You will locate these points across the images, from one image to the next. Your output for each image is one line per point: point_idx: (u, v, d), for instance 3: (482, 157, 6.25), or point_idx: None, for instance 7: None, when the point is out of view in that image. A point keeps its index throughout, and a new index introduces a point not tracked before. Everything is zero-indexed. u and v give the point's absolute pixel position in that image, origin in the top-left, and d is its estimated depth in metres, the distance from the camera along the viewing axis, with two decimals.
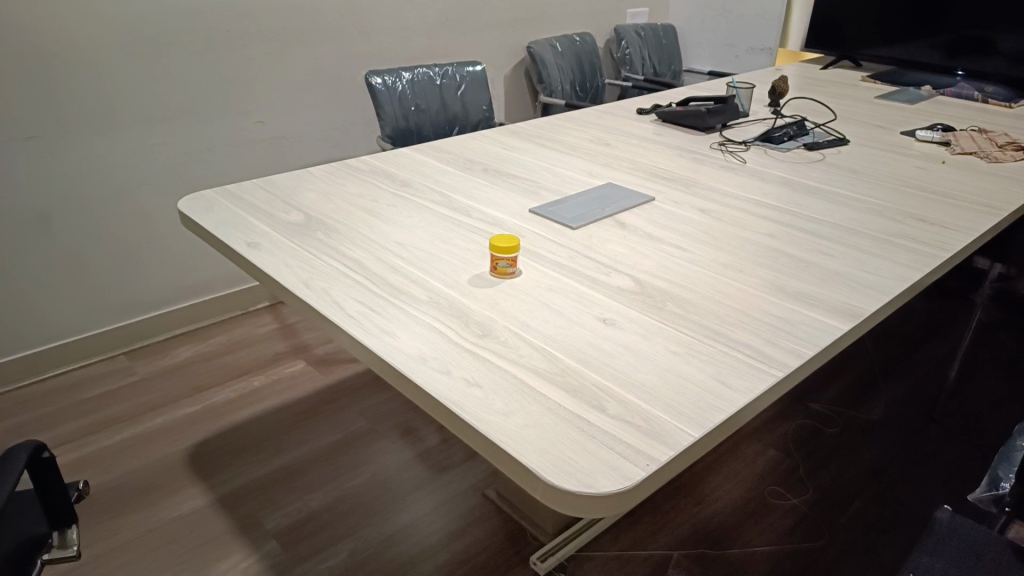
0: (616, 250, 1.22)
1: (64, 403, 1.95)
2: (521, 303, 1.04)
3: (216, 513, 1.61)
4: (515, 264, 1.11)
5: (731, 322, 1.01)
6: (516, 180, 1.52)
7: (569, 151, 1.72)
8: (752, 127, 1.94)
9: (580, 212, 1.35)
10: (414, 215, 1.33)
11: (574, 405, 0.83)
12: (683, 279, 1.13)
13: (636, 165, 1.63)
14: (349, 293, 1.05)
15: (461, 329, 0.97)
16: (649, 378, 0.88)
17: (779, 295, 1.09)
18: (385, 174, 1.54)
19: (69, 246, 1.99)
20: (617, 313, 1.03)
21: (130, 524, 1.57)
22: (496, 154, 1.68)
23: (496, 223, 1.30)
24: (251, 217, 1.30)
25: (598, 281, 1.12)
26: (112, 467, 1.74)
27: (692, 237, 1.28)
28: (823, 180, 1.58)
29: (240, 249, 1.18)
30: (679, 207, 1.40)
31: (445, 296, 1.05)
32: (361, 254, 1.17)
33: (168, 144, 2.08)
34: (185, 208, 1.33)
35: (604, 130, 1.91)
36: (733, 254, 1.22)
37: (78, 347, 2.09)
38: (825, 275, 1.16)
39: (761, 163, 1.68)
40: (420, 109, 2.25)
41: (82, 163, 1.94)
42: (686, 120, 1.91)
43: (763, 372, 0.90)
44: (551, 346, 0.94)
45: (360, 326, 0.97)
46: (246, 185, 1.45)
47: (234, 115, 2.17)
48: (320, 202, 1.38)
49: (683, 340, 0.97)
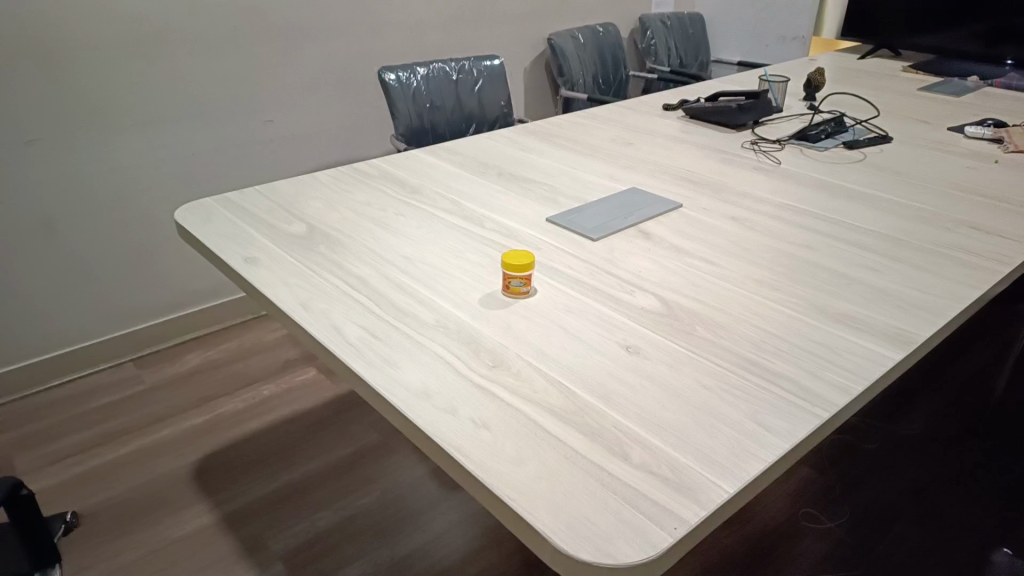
0: (640, 266, 1.12)
1: (70, 413, 1.91)
2: (536, 327, 0.95)
3: (220, 533, 1.55)
4: (529, 282, 1.01)
5: (769, 350, 0.91)
6: (533, 185, 1.43)
7: (590, 153, 1.62)
8: (786, 124, 1.83)
9: (602, 221, 1.26)
10: (422, 227, 1.24)
11: (594, 453, 0.74)
12: (714, 298, 1.03)
13: (661, 167, 1.53)
14: (349, 315, 0.97)
15: (470, 359, 0.88)
16: (678, 419, 0.79)
17: (822, 318, 0.99)
18: (394, 179, 1.45)
19: (75, 251, 1.94)
20: (641, 339, 0.93)
21: (132, 543, 1.52)
22: (513, 156, 1.59)
23: (511, 235, 1.21)
24: (250, 229, 1.22)
25: (620, 301, 1.02)
26: (116, 481, 1.69)
27: (723, 249, 1.18)
28: (864, 184, 1.46)
29: (236, 265, 1.10)
30: (709, 215, 1.30)
31: (453, 319, 0.97)
32: (365, 270, 1.09)
33: (174, 145, 2.01)
34: (182, 219, 1.26)
35: (628, 127, 1.80)
36: (769, 269, 1.11)
37: (85, 355, 2.04)
38: (871, 294, 1.06)
39: (797, 164, 1.56)
40: (435, 106, 2.16)
41: (86, 165, 1.88)
42: (715, 117, 1.80)
43: (805, 414, 0.80)
44: (568, 379, 0.85)
45: (358, 356, 0.89)
46: (248, 192, 1.37)
47: (243, 116, 2.11)
48: (323, 211, 1.30)
49: (715, 372, 0.87)
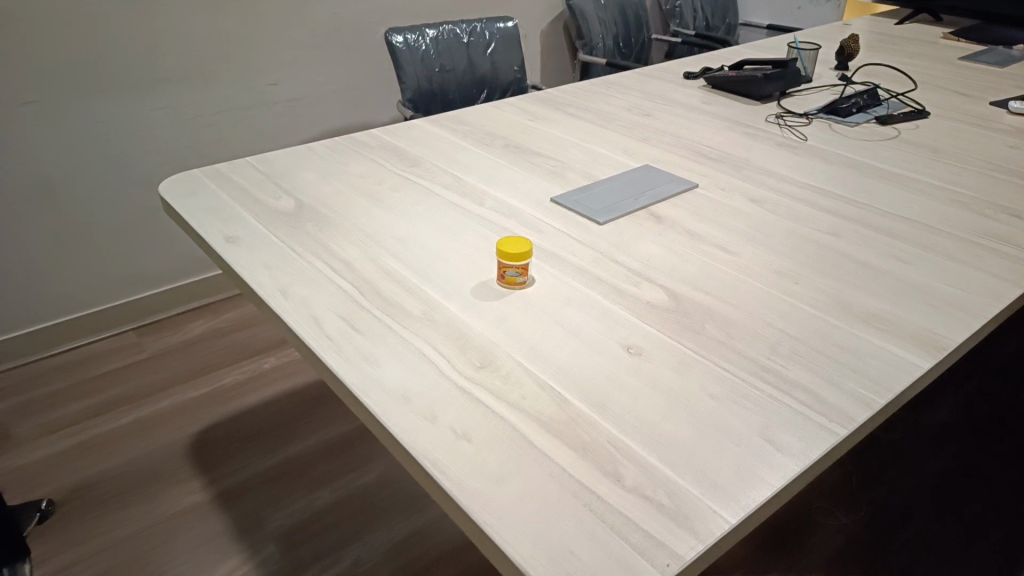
0: (649, 252, 1.04)
1: (69, 381, 1.85)
2: (530, 321, 0.88)
3: (215, 510, 1.49)
4: (525, 272, 0.94)
5: (784, 355, 0.83)
6: (540, 159, 1.34)
7: (604, 124, 1.52)
8: (816, 96, 1.71)
9: (610, 202, 1.17)
10: (418, 202, 1.16)
11: (585, 472, 0.67)
12: (727, 292, 0.94)
13: (678, 141, 1.43)
14: (330, 306, 0.90)
15: (456, 358, 0.81)
16: (679, 433, 0.72)
17: (844, 317, 0.90)
18: (392, 150, 1.37)
19: (72, 214, 1.87)
20: (644, 338, 0.86)
21: (127, 518, 1.46)
22: (521, 127, 1.49)
23: (511, 215, 1.13)
24: (236, 204, 1.15)
25: (624, 294, 0.94)
26: (113, 452, 1.62)
27: (740, 234, 1.09)
28: (898, 163, 1.35)
29: (217, 244, 1.03)
30: (727, 196, 1.21)
31: (441, 311, 0.89)
32: (353, 252, 1.02)
33: (175, 105, 1.92)
34: (165, 192, 1.19)
35: (646, 96, 1.70)
36: (790, 259, 1.02)
37: (85, 322, 1.99)
38: (901, 289, 0.96)
39: (826, 140, 1.46)
40: (445, 70, 2.06)
41: (83, 123, 1.80)
42: (740, 87, 1.69)
43: (820, 430, 0.73)
44: (562, 384, 0.78)
45: (337, 352, 0.82)
46: (237, 163, 1.30)
47: (245, 76, 2.01)
48: (315, 184, 1.22)
49: (724, 379, 0.79)
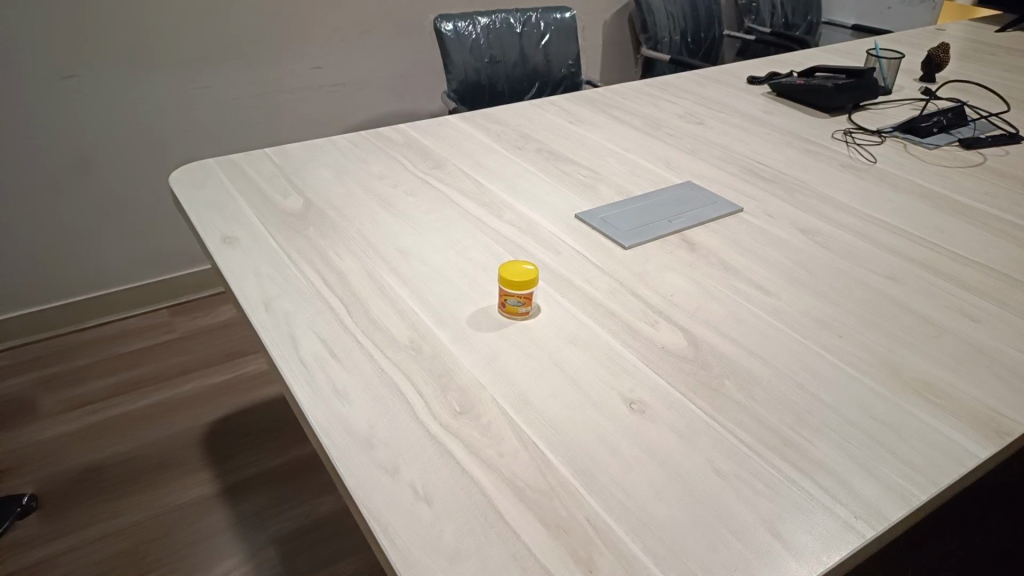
0: (674, 286, 0.93)
1: (97, 356, 1.86)
2: (524, 362, 0.79)
3: (218, 505, 1.46)
4: (528, 302, 0.85)
5: (811, 427, 0.72)
6: (573, 168, 1.23)
7: (650, 131, 1.40)
8: (893, 110, 1.54)
9: (640, 222, 1.06)
10: (431, 211, 1.08)
11: (553, 558, 0.58)
12: (756, 342, 0.83)
13: (729, 156, 1.30)
14: (312, 325, 0.83)
15: (435, 399, 0.73)
16: (672, 518, 0.61)
17: (891, 383, 0.78)
18: (418, 149, 1.29)
19: (111, 191, 1.87)
20: (651, 391, 0.75)
21: (130, 506, 1.45)
22: (559, 130, 1.39)
23: (529, 231, 1.04)
24: (242, 200, 1.09)
25: (637, 334, 0.84)
26: (127, 435, 1.62)
27: (782, 272, 0.96)
28: (978, 196, 1.20)
29: (212, 245, 0.98)
30: (774, 224, 1.08)
31: (430, 340, 0.81)
32: (350, 264, 0.94)
33: (217, 86, 1.89)
34: (174, 180, 1.15)
35: (701, 102, 1.57)
36: (836, 307, 0.90)
37: (121, 298, 2.00)
38: (964, 353, 0.83)
39: (898, 163, 1.30)
40: (495, 61, 1.97)
41: (124, 102, 1.79)
42: (807, 97, 1.54)
43: (842, 529, 0.61)
44: (547, 442, 0.69)
45: (306, 381, 0.75)
46: (254, 154, 1.24)
47: (290, 59, 1.97)
48: (328, 183, 1.15)
49: (735, 451, 0.69)
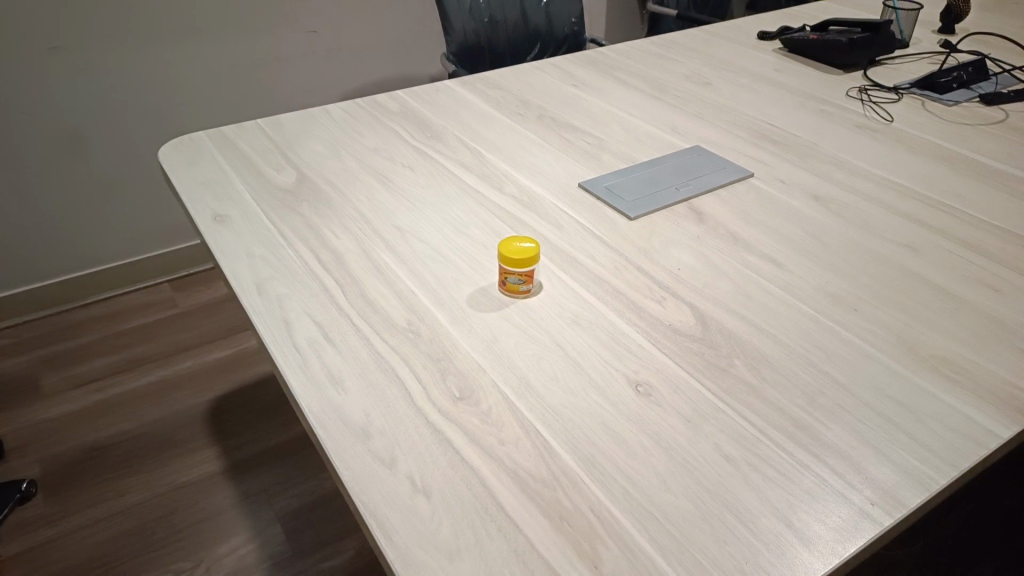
0: (681, 260, 0.89)
1: (100, 333, 1.85)
2: (525, 344, 0.76)
3: (223, 483, 1.46)
4: (530, 280, 0.81)
5: (824, 408, 0.69)
6: (576, 136, 1.19)
7: (656, 94, 1.35)
8: (910, 66, 1.48)
9: (645, 192, 1.02)
10: (428, 185, 1.04)
11: (556, 553, 0.56)
12: (767, 319, 0.80)
13: (738, 119, 1.25)
14: (306, 308, 0.80)
15: (433, 385, 0.70)
16: (678, 508, 0.59)
17: (908, 360, 0.75)
18: (415, 118, 1.25)
19: (106, 165, 1.84)
20: (657, 374, 0.72)
21: (136, 485, 1.45)
22: (561, 94, 1.34)
23: (530, 204, 1.00)
24: (234, 176, 1.06)
25: (642, 313, 0.81)
26: (132, 413, 1.62)
27: (793, 243, 0.93)
28: (999, 156, 1.15)
29: (203, 224, 0.95)
30: (786, 191, 1.04)
31: (428, 322, 0.78)
32: (345, 242, 0.91)
33: (209, 55, 1.84)
34: (164, 157, 1.11)
35: (709, 61, 1.51)
36: (850, 279, 0.86)
37: (122, 274, 1.99)
38: (984, 327, 0.80)
39: (915, 122, 1.25)
40: (495, 21, 1.90)
41: (115, 73, 1.74)
42: (819, 53, 1.48)
43: (857, 517, 0.59)
44: (549, 429, 0.66)
45: (301, 368, 0.72)
46: (246, 127, 1.20)
47: (284, 24, 1.91)
48: (322, 157, 1.12)
49: (744, 435, 0.66)
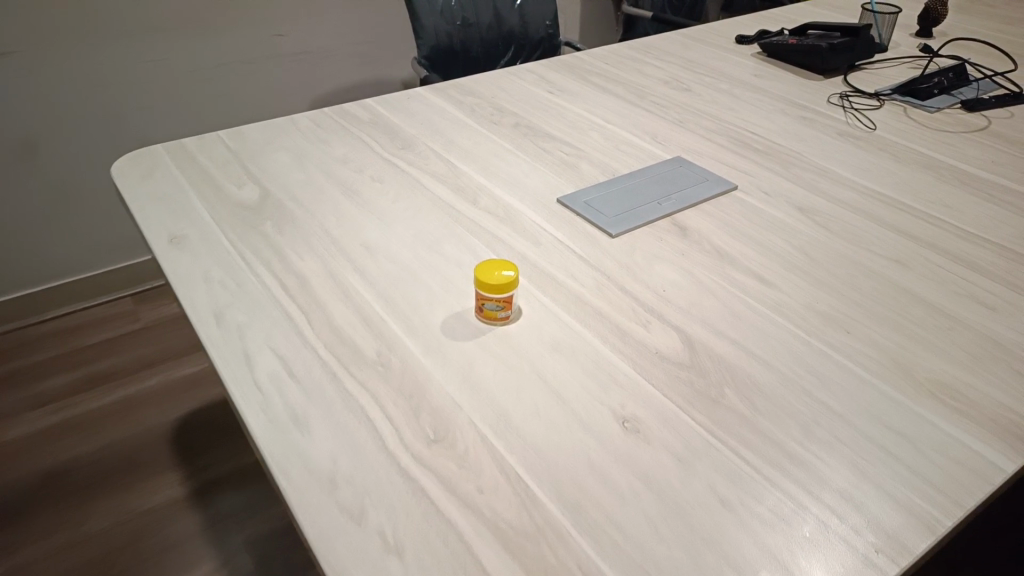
0: (666, 279, 0.85)
1: (59, 350, 1.76)
2: (504, 375, 0.71)
3: (190, 508, 1.39)
4: (508, 306, 0.77)
5: (821, 442, 0.65)
6: (553, 145, 1.14)
7: (634, 100, 1.31)
8: (890, 71, 1.46)
9: (626, 206, 0.98)
10: (399, 199, 0.99)
11: None
12: (758, 342, 0.76)
13: (719, 126, 1.22)
14: (268, 339, 0.75)
15: (405, 425, 0.65)
16: (673, 560, 0.55)
17: (906, 386, 0.71)
18: (385, 127, 1.19)
19: (61, 175, 1.76)
20: (645, 406, 0.68)
21: (97, 512, 1.37)
22: (537, 101, 1.29)
23: (507, 220, 0.95)
24: (193, 192, 1.00)
25: (627, 338, 0.76)
26: (91, 436, 1.54)
27: (781, 259, 0.89)
28: (985, 164, 1.12)
29: (158, 246, 0.88)
30: (771, 203, 1.00)
31: (399, 353, 0.73)
32: (310, 265, 0.86)
33: (169, 59, 1.76)
34: (118, 171, 1.05)
35: (687, 65, 1.47)
36: (842, 297, 0.83)
37: (82, 287, 1.90)
38: (982, 349, 0.77)
39: (899, 129, 1.22)
40: (467, 23, 1.85)
41: (69, 80, 1.66)
42: (799, 57, 1.45)
43: (861, 565, 0.55)
44: (532, 472, 0.61)
45: (262, 409, 0.67)
46: (206, 138, 1.14)
47: (247, 27, 1.84)
48: (286, 170, 1.06)
49: (739, 475, 0.62)
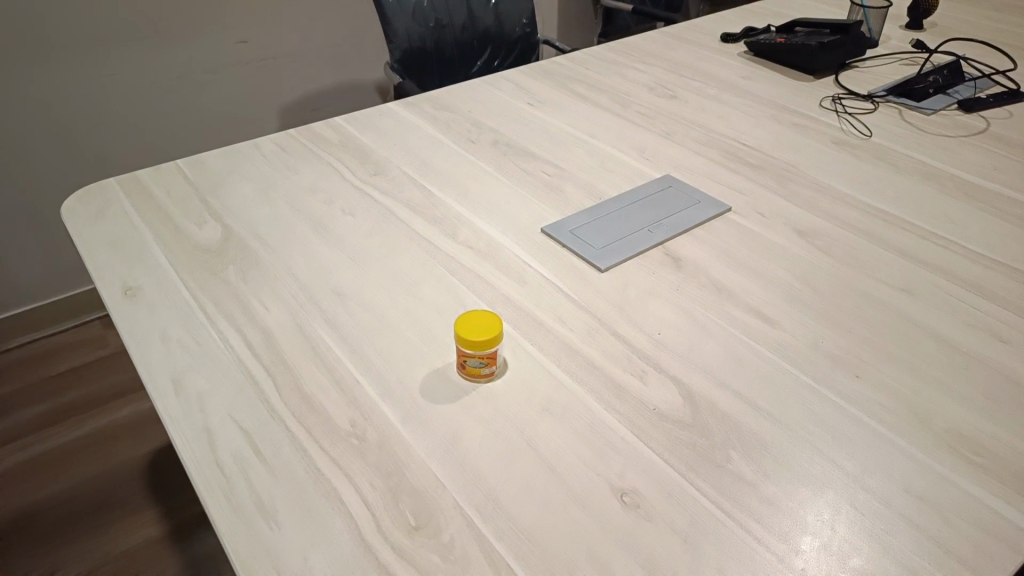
0: (661, 319, 0.79)
1: (25, 382, 1.69)
2: (491, 444, 0.65)
3: (168, 550, 1.33)
4: (492, 362, 0.71)
5: (837, 511, 0.60)
6: (535, 164, 1.08)
7: (618, 109, 1.25)
8: (882, 68, 1.40)
9: (615, 235, 0.92)
10: (373, 234, 0.92)
11: None
12: (762, 393, 0.70)
13: (708, 137, 1.16)
14: (232, 411, 0.68)
15: (383, 511, 0.59)
16: None
17: (923, 439, 0.66)
18: (356, 149, 1.12)
19: (18, 199, 1.67)
20: (645, 475, 0.62)
21: (70, 559, 1.31)
22: (516, 114, 1.22)
23: (488, 255, 0.89)
24: (148, 234, 0.93)
25: (623, 392, 0.70)
26: (60, 474, 1.46)
27: (782, 291, 0.83)
28: (986, 172, 1.07)
29: (111, 300, 0.81)
30: (768, 225, 0.95)
31: (375, 422, 0.67)
32: (277, 318, 0.79)
33: (128, 72, 1.67)
34: (67, 210, 0.97)
35: (672, 68, 1.41)
36: (848, 335, 0.77)
37: (47, 312, 1.82)
38: (1001, 390, 0.72)
39: (896, 135, 1.17)
40: (441, 23, 1.77)
41: (20, 98, 1.56)
42: (788, 57, 1.39)
43: None
44: (524, 564, 0.56)
45: (225, 497, 0.61)
46: (164, 169, 1.07)
47: (208, 34, 1.75)
48: (250, 203, 0.99)
49: (751, 555, 0.57)
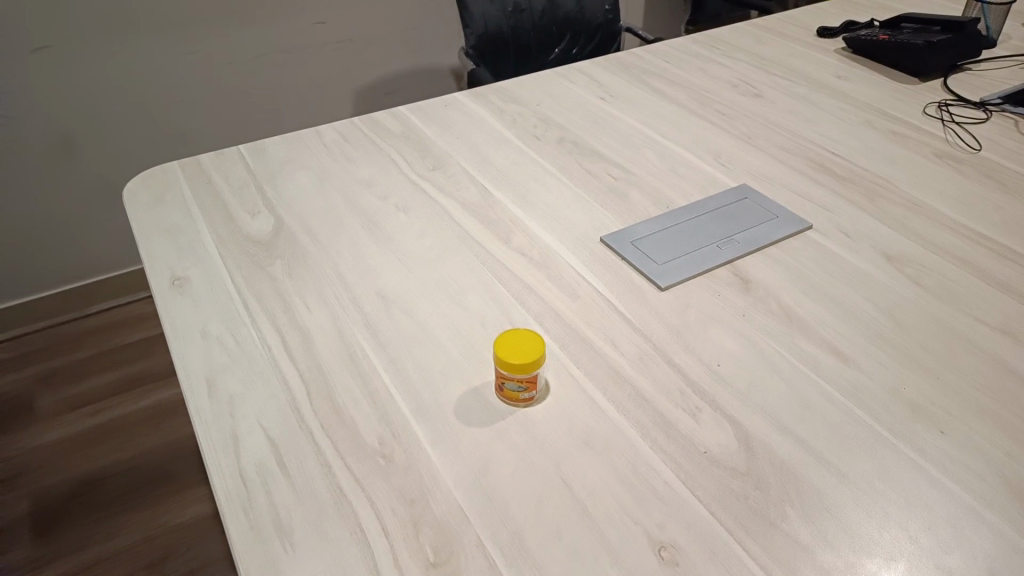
0: (722, 349, 0.73)
1: (99, 348, 1.75)
2: (524, 478, 0.61)
3: (217, 527, 1.35)
4: (533, 387, 0.66)
5: None
6: (601, 166, 1.02)
7: (697, 108, 1.17)
8: (999, 72, 1.27)
9: (680, 250, 0.86)
10: (424, 234, 0.89)
11: None
12: (829, 444, 0.63)
13: (793, 144, 1.07)
14: (262, 417, 0.66)
15: (402, 542, 0.56)
16: None
17: (1015, 515, 0.58)
18: (418, 141, 1.09)
19: (100, 171, 1.72)
20: (686, 528, 0.57)
21: (126, 527, 1.35)
22: (586, 110, 1.16)
23: (541, 264, 0.84)
24: (203, 222, 0.92)
25: (672, 430, 0.65)
26: (125, 442, 1.52)
27: (862, 326, 0.75)
28: None
29: (158, 289, 0.81)
30: (852, 248, 0.86)
31: (404, 442, 0.64)
32: (319, 320, 0.77)
33: (207, 51, 1.69)
34: (129, 192, 0.98)
35: (760, 64, 1.31)
36: (936, 382, 0.69)
37: (124, 280, 1.89)
38: None
39: (1009, 149, 1.05)
40: (519, 8, 1.71)
41: (104, 74, 1.61)
42: (891, 56, 1.27)
43: None
44: None
45: (243, 510, 0.59)
46: (226, 154, 1.06)
47: (287, 15, 1.75)
48: (305, 194, 0.97)
49: None
